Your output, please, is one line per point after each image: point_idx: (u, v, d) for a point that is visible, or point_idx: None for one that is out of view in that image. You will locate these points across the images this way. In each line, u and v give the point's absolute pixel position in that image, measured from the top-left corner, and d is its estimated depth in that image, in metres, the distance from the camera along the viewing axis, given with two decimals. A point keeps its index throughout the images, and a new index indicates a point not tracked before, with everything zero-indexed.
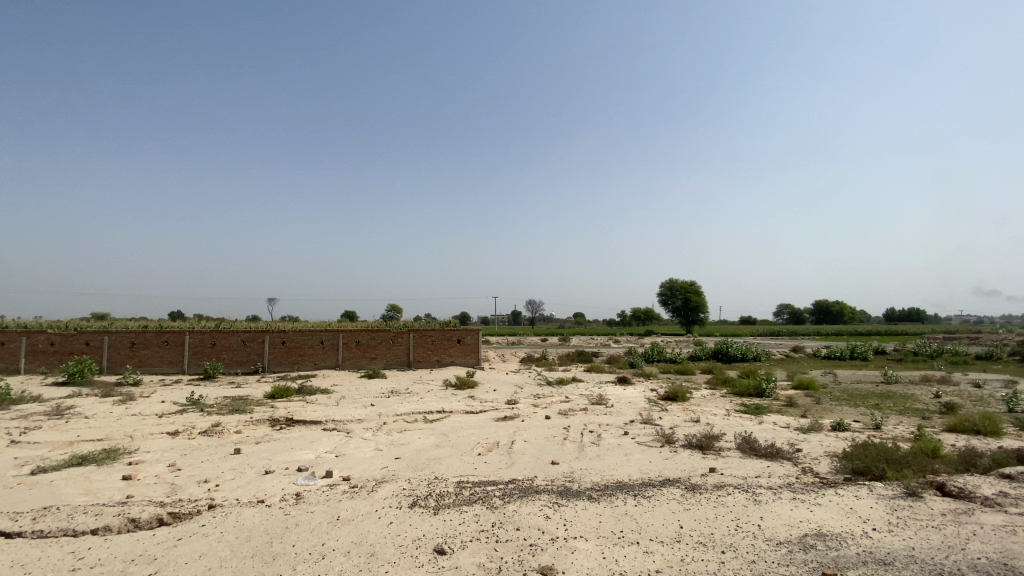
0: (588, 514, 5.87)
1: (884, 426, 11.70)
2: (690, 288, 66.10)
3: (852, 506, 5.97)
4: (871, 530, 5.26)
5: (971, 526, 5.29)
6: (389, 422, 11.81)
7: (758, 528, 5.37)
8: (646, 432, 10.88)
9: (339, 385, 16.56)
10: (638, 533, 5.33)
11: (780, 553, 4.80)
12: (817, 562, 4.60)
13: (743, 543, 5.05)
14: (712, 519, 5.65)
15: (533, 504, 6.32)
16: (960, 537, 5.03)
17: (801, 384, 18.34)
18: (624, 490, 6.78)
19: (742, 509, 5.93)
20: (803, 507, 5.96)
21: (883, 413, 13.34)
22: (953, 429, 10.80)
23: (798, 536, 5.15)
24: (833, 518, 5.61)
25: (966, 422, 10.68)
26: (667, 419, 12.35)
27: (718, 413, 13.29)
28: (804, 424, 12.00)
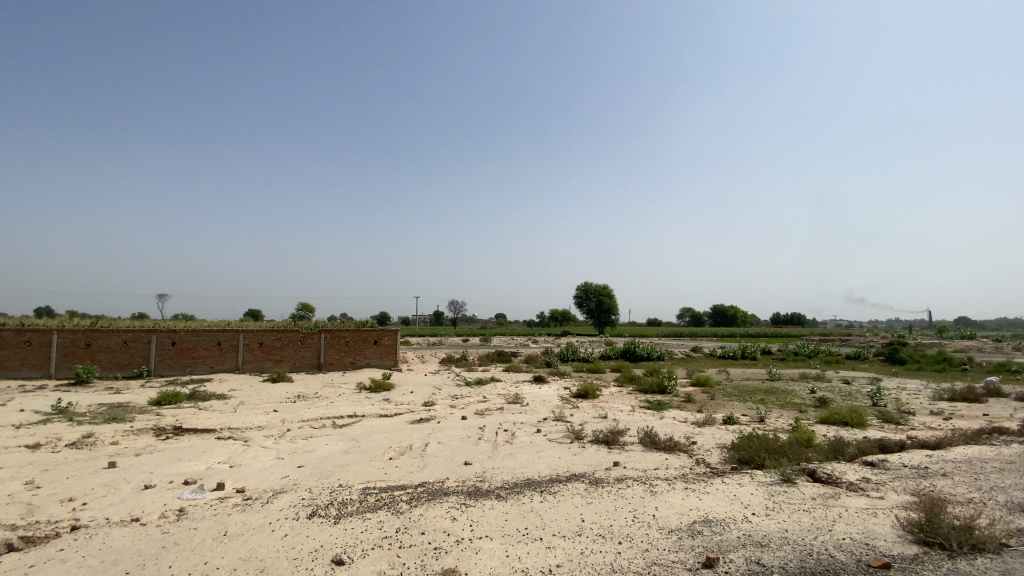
0: (494, 514, 5.86)
1: (767, 419, 12.95)
2: (604, 290, 69.47)
3: (736, 493, 6.50)
4: (751, 515, 5.74)
5: (836, 508, 5.94)
6: (293, 429, 11.10)
7: (653, 518, 5.67)
8: (558, 429, 11.17)
9: (239, 390, 15.34)
10: (541, 529, 5.41)
11: (671, 540, 5.08)
12: (702, 547, 4.92)
13: (638, 532, 5.29)
14: (612, 511, 5.88)
15: (440, 506, 6.21)
16: (828, 519, 5.61)
17: (700, 381, 19.84)
18: (532, 488, 6.86)
19: (639, 500, 6.23)
20: (694, 496, 6.39)
21: (767, 407, 14.76)
22: (825, 421, 12.17)
23: (687, 524, 5.49)
24: (719, 505, 6.05)
25: (835, 415, 12.08)
26: (578, 416, 12.78)
27: (625, 409, 13.99)
28: (700, 418, 12.96)
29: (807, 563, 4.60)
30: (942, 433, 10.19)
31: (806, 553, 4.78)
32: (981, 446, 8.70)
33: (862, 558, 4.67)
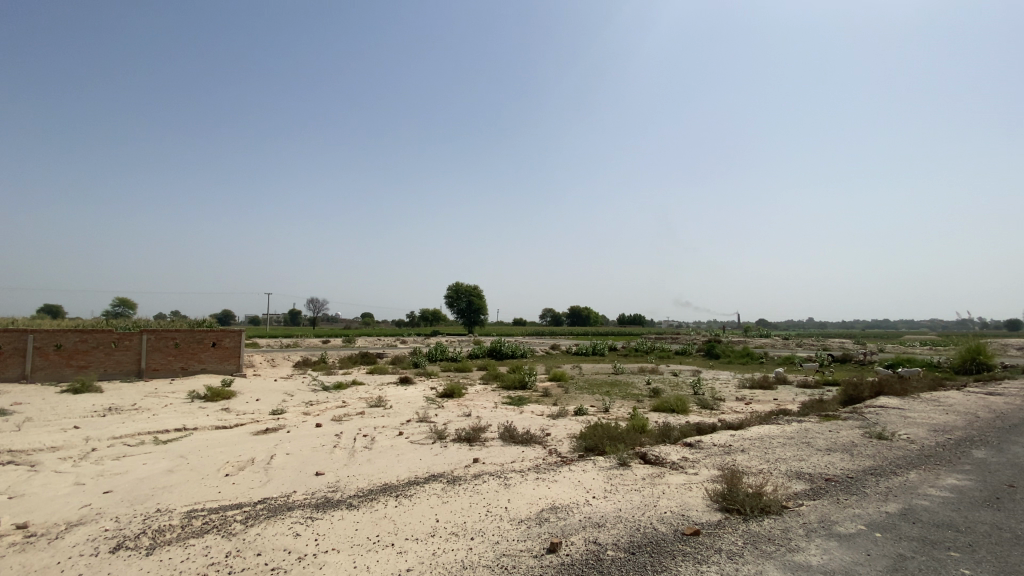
0: (343, 524, 5.57)
1: (612, 409, 14.31)
2: (475, 292, 70.26)
3: (580, 479, 7.05)
4: (591, 498, 6.27)
5: (661, 485, 6.77)
6: (100, 448, 9.32)
7: (505, 510, 5.87)
8: (419, 430, 11.03)
9: (26, 404, 12.45)
10: (393, 535, 5.27)
11: (520, 530, 5.31)
12: (547, 533, 5.23)
13: (488, 526, 5.45)
14: (466, 508, 5.97)
15: (281, 522, 5.71)
16: (654, 496, 6.36)
17: (557, 376, 21.20)
18: (387, 493, 6.67)
19: (493, 494, 6.41)
20: (544, 485, 6.78)
21: (612, 398, 16.33)
22: (657, 408, 13.84)
23: (536, 512, 5.79)
24: (565, 492, 6.50)
25: (666, 403, 13.80)
26: (440, 415, 12.77)
27: (487, 406, 14.35)
28: (555, 411, 13.85)
29: (635, 537, 5.15)
30: (743, 416, 12.24)
31: (635, 529, 5.36)
32: (770, 425, 10.63)
33: (679, 528, 5.37)
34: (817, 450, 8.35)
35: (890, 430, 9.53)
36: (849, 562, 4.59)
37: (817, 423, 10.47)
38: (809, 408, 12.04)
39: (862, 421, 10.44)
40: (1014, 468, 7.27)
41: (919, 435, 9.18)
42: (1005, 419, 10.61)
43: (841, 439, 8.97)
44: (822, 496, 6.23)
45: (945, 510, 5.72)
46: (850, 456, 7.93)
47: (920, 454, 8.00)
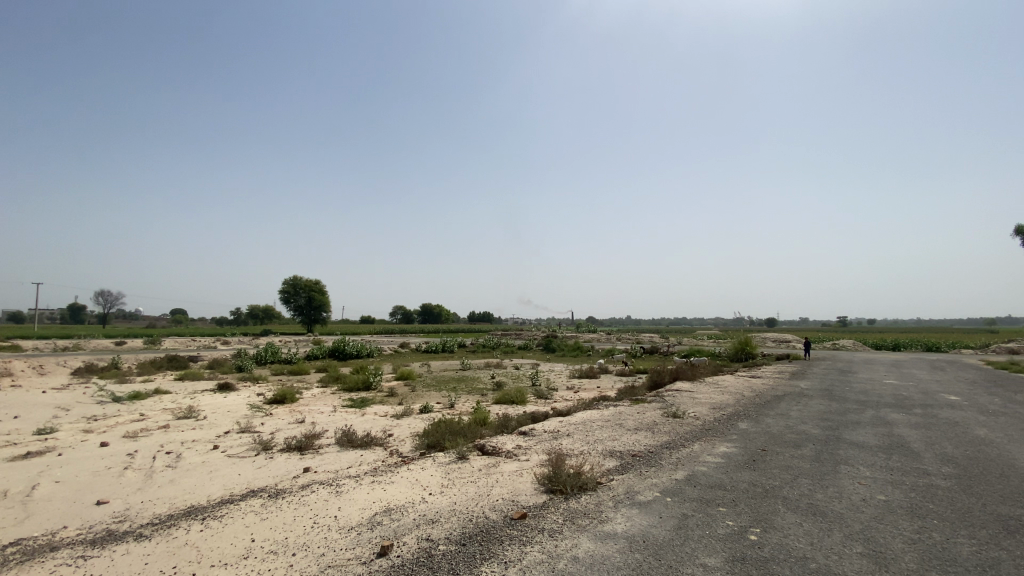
0: (130, 560, 4.70)
1: (456, 404, 14.54)
2: (317, 286, 65.32)
3: (418, 477, 7.01)
4: (427, 495, 6.27)
5: (495, 474, 7.09)
6: None
7: (334, 519, 5.55)
8: (241, 442, 9.84)
9: None
10: (196, 563, 4.62)
11: (349, 538, 5.08)
12: (379, 537, 5.07)
13: (314, 539, 5.08)
14: (289, 522, 5.50)
15: (37, 567, 4.57)
16: (488, 485, 6.63)
17: (403, 374, 20.79)
18: (192, 516, 5.81)
19: (321, 504, 6.01)
20: (379, 488, 6.58)
21: (457, 394, 16.61)
22: (499, 401, 14.47)
23: (368, 517, 5.59)
24: (401, 492, 6.39)
25: (507, 396, 14.53)
26: (269, 424, 11.58)
27: (324, 411, 13.44)
28: (398, 410, 13.56)
29: (468, 528, 5.30)
30: (573, 403, 13.47)
31: (467, 520, 5.51)
32: (593, 410, 11.89)
33: (508, 514, 5.67)
34: (628, 430, 9.57)
35: (684, 410, 11.39)
36: (646, 525, 5.34)
37: (630, 406, 12.04)
38: (625, 394, 13.78)
39: (663, 403, 12.30)
40: (764, 435, 9.25)
41: (703, 413, 11.14)
42: (760, 396, 13.47)
43: (647, 419, 10.44)
44: (629, 470, 7.15)
45: (717, 473, 7.01)
46: (653, 434, 9.26)
47: (703, 428, 9.70)
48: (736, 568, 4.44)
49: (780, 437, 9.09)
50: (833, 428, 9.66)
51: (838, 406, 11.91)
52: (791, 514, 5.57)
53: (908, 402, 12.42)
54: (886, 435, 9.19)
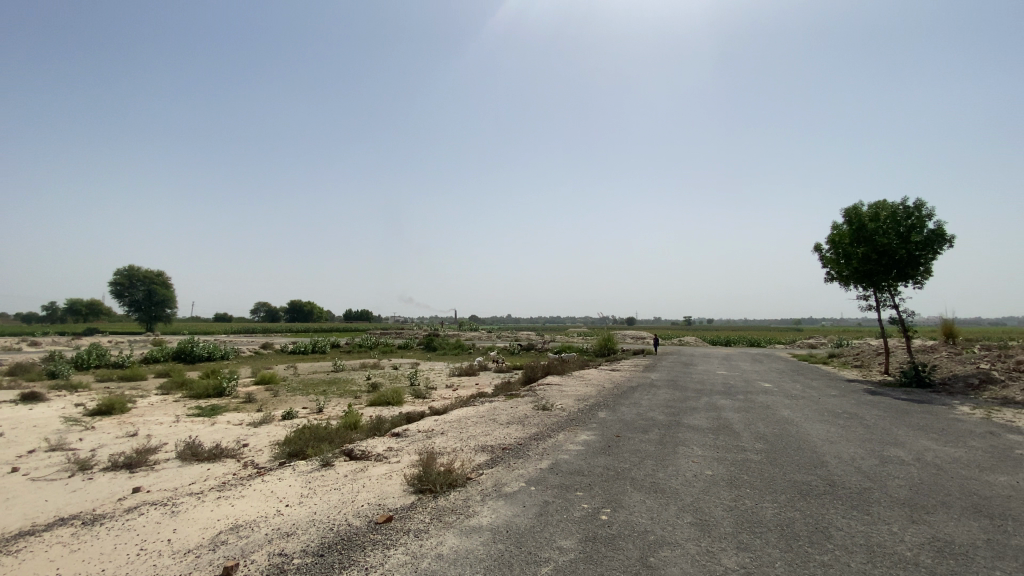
0: None
1: (324, 408, 13.69)
2: (160, 279, 57.10)
3: (273, 489, 6.47)
4: (283, 507, 5.83)
5: (361, 479, 6.83)
6: None
7: (168, 543, 4.90)
8: (48, 462, 8.19)
9: None
10: None
11: (186, 562, 4.52)
12: (222, 558, 4.59)
13: (139, 568, 4.43)
14: (108, 552, 4.72)
15: None
16: (353, 491, 6.36)
17: (263, 378, 18.98)
18: None
19: (151, 527, 5.25)
20: (226, 504, 5.95)
21: (326, 397, 15.66)
22: (372, 403, 13.95)
23: (210, 537, 5.03)
24: (252, 507, 5.85)
25: (382, 398, 14.07)
26: (89, 439, 9.80)
27: (163, 421, 11.75)
28: (257, 418, 12.37)
29: (328, 537, 5.04)
30: (449, 402, 13.49)
31: (327, 529, 5.23)
32: (468, 407, 12.04)
33: (373, 518, 5.51)
34: (500, 424, 9.87)
35: (552, 403, 12.06)
36: (510, 515, 5.55)
37: (504, 402, 12.41)
38: (500, 390, 14.16)
39: (534, 397, 12.89)
40: (620, 422, 10.18)
41: (570, 405, 11.91)
42: (619, 388, 14.79)
43: (519, 413, 10.86)
44: (498, 463, 7.38)
45: (578, 460, 7.55)
46: (523, 426, 9.66)
47: (568, 419, 10.37)
48: (588, 547, 4.82)
49: (633, 424, 10.08)
50: (677, 414, 10.97)
51: (682, 395, 13.55)
52: (638, 493, 6.20)
53: (734, 389, 14.58)
54: (716, 418, 10.70)
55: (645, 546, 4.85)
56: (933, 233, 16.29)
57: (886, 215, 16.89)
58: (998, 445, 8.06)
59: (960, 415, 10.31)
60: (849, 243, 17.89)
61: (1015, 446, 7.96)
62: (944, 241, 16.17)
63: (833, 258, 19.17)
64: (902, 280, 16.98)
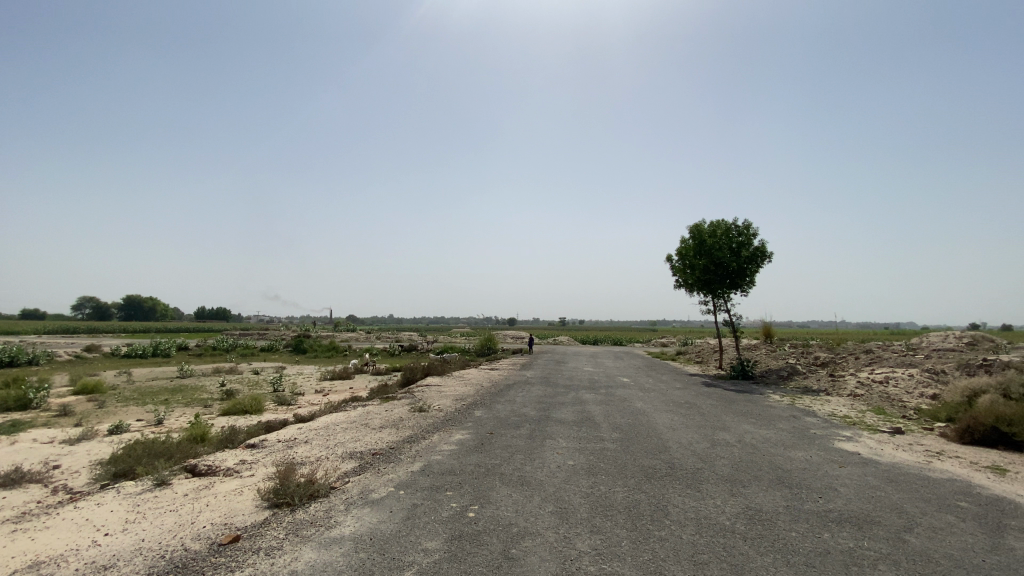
0: None
1: (165, 420, 12.00)
2: None
3: (89, 516, 5.51)
4: (102, 537, 4.99)
5: (205, 498, 6.10)
6: None
7: None
8: None
9: None
10: None
11: None
12: None
13: None
14: None
15: None
16: (195, 512, 5.67)
17: (85, 387, 16.04)
18: None
19: None
20: (21, 538, 4.93)
21: (169, 407, 13.73)
22: (226, 413, 12.56)
23: None
24: (58, 539, 4.93)
25: (238, 405, 12.73)
26: None
27: None
28: (74, 434, 10.41)
29: (159, 566, 4.44)
30: (317, 408, 12.66)
31: (158, 557, 4.60)
32: (338, 413, 11.41)
33: (216, 540, 4.96)
34: (372, 428, 9.52)
35: (428, 404, 11.96)
36: (374, 522, 5.39)
37: (377, 405, 11.98)
38: (374, 393, 13.64)
39: (410, 399, 12.65)
40: (495, 420, 10.44)
41: (446, 405, 11.91)
42: (496, 386, 15.17)
43: (393, 416, 10.58)
44: (366, 470, 7.12)
45: (449, 460, 7.58)
46: (397, 430, 9.43)
47: (444, 420, 10.36)
48: (453, 546, 4.86)
49: (507, 421, 10.40)
50: (547, 409, 11.55)
51: (553, 391, 14.31)
52: (505, 488, 6.41)
53: (599, 384, 15.79)
54: (582, 411, 11.48)
55: (508, 539, 5.04)
56: (755, 250, 19.31)
57: (722, 233, 19.60)
58: (798, 426, 9.81)
59: (773, 402, 12.35)
60: (693, 256, 20.41)
61: (809, 427, 9.76)
62: (764, 257, 19.25)
63: (680, 268, 21.72)
64: (734, 288, 19.83)
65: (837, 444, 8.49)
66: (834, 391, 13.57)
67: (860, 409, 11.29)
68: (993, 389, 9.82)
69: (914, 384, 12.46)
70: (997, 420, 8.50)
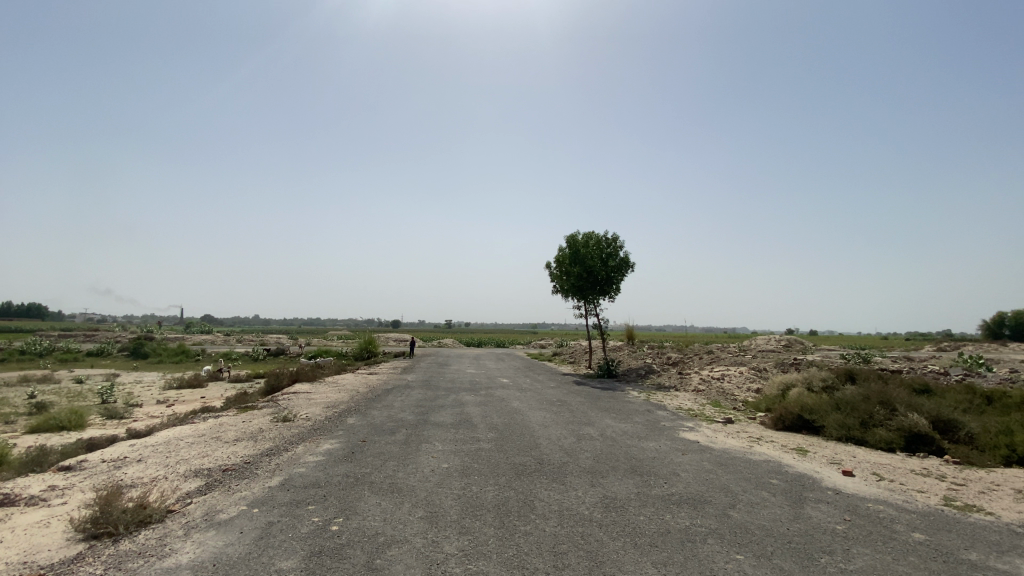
0: None
1: None
2: None
3: None
4: None
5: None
6: None
7: None
8: None
9: None
10: None
11: None
12: None
13: None
14: None
15: None
16: None
17: None
18: None
19: None
20: None
21: None
22: (34, 430, 10.45)
23: None
24: None
25: (50, 421, 10.63)
26: None
27: None
28: None
29: None
30: (159, 420, 11.09)
31: None
32: (184, 426, 10.10)
33: None
34: (226, 442, 8.59)
35: (294, 412, 11.13)
36: (219, 546, 4.85)
37: (234, 416, 10.83)
38: (230, 403, 12.31)
39: (274, 408, 11.63)
40: (368, 426, 10.05)
41: (315, 413, 11.18)
42: (372, 391, 14.62)
43: (252, 428, 9.66)
44: (213, 488, 6.39)
45: (314, 471, 7.12)
46: (255, 442, 8.62)
47: (311, 429, 9.71)
48: (311, 563, 4.56)
49: (381, 427, 10.06)
50: (424, 413, 11.40)
51: (432, 394, 14.18)
52: (373, 497, 6.19)
53: (478, 386, 15.99)
54: (459, 413, 11.53)
55: (374, 549, 4.87)
56: (621, 261, 21.10)
57: (594, 243, 21.07)
58: (652, 419, 10.89)
59: (633, 398, 13.58)
60: (569, 264, 21.61)
61: (661, 420, 10.89)
62: (629, 267, 21.09)
63: (557, 274, 22.87)
64: (603, 295, 21.43)
65: (682, 434, 9.59)
66: (683, 387, 15.33)
67: (702, 403, 12.90)
68: (799, 383, 11.87)
69: (743, 379, 14.58)
70: (801, 409, 10.28)
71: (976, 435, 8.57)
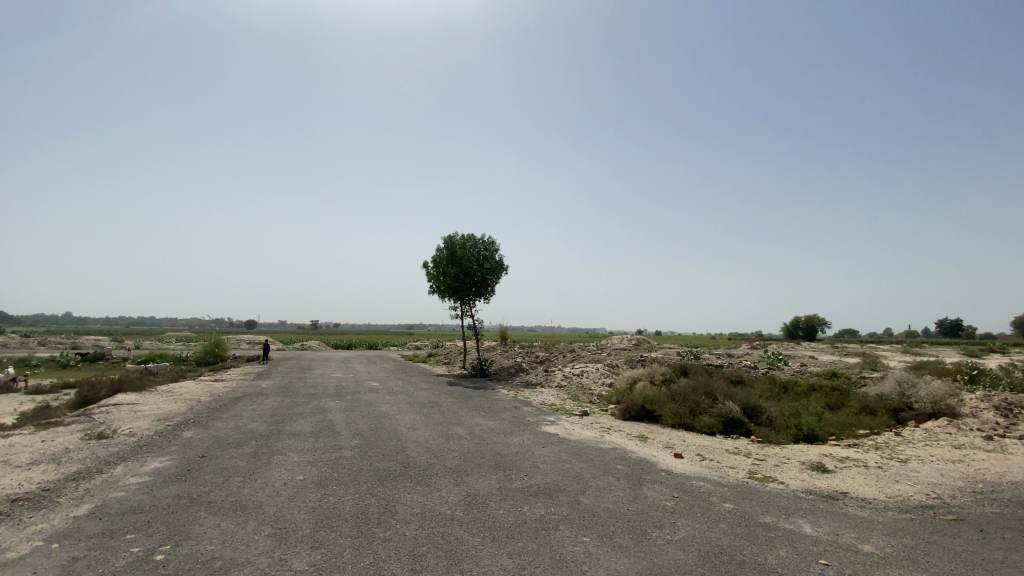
0: None
1: None
2: None
3: None
4: None
5: None
6: None
7: None
8: None
9: None
10: None
11: None
12: None
13: None
14: None
15: None
16: None
17: None
18: None
19: None
20: None
21: None
22: None
23: None
24: None
25: None
26: None
27: None
28: None
29: None
30: None
31: None
32: None
33: None
34: (14, 467, 7.05)
35: (114, 428, 9.54)
36: None
37: (28, 435, 8.93)
38: (25, 420, 10.13)
39: (87, 423, 9.84)
40: (210, 440, 9.01)
41: (142, 428, 9.69)
42: (218, 400, 13.10)
43: (54, 448, 8.07)
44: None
45: (137, 495, 6.17)
46: (58, 465, 7.22)
47: (137, 446, 8.42)
48: None
49: (226, 439, 9.08)
50: (279, 422, 10.54)
51: (290, 401, 13.16)
52: (210, 518, 5.57)
53: (344, 390, 15.24)
54: (319, 420, 10.86)
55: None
56: (496, 263, 21.72)
57: (471, 245, 21.38)
58: (517, 415, 11.36)
59: (501, 396, 14.03)
60: (445, 264, 21.60)
61: (525, 415, 11.42)
62: (503, 270, 21.78)
63: (433, 274, 22.73)
64: (478, 296, 21.82)
65: (544, 427, 10.19)
66: (547, 383, 16.26)
67: (564, 398, 13.80)
68: (645, 377, 13.32)
69: (600, 375, 15.95)
70: (644, 400, 11.55)
71: (774, 418, 10.42)
